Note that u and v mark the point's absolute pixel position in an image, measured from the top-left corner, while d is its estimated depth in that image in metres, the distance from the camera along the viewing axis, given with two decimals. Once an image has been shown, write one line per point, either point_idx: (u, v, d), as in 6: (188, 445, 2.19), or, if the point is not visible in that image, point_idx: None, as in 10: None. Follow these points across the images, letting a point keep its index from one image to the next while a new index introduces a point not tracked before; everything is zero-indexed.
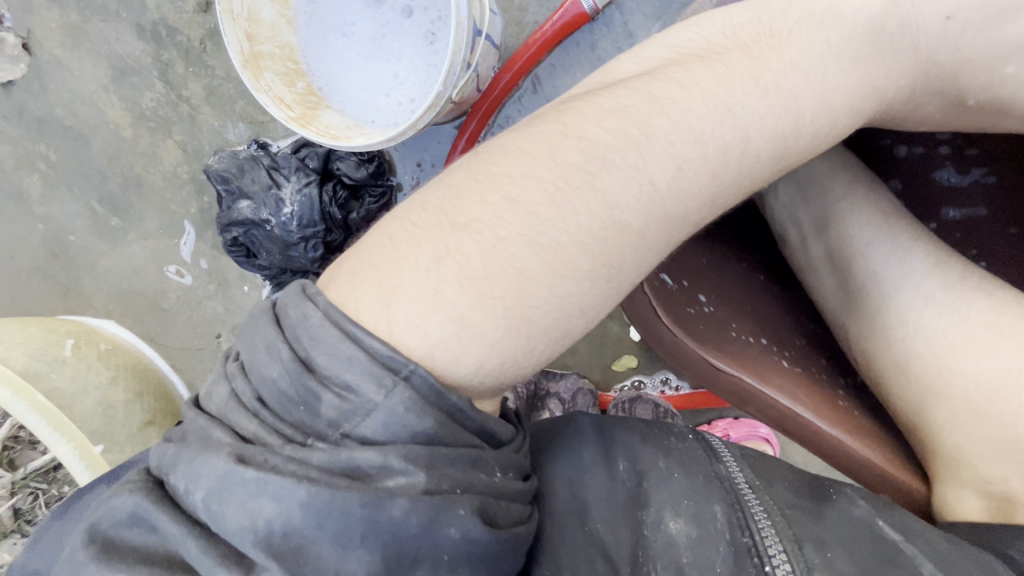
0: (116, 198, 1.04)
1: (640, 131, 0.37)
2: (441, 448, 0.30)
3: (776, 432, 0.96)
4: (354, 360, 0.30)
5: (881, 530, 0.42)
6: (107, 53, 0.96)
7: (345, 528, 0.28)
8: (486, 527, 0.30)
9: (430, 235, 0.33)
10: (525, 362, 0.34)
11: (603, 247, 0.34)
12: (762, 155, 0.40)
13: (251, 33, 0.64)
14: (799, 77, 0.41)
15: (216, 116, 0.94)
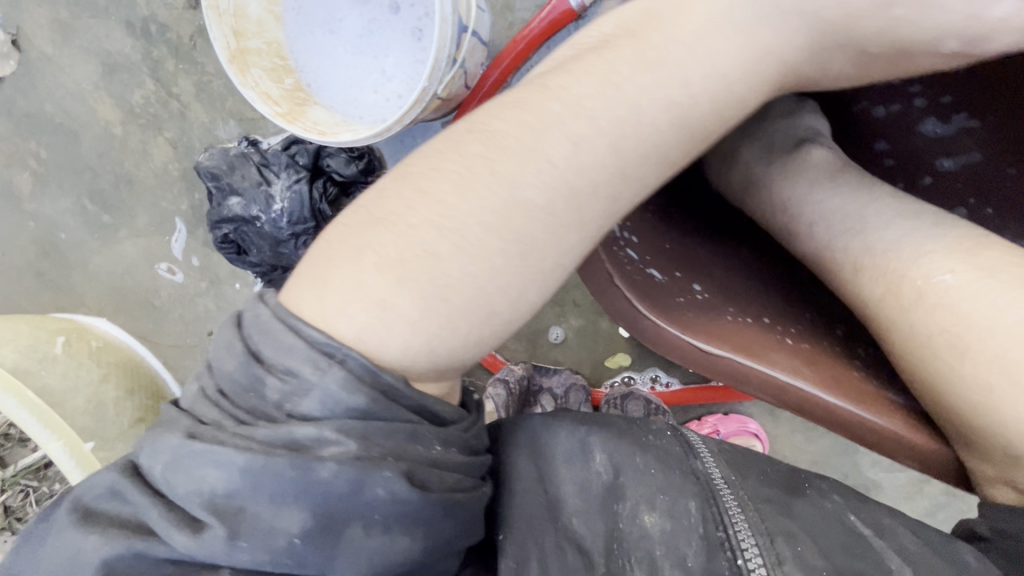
0: (107, 195, 1.04)
1: (535, 112, 0.36)
2: (377, 423, 0.30)
3: (765, 427, 0.97)
4: (295, 346, 0.30)
5: (848, 524, 0.43)
6: (97, 51, 0.96)
7: (277, 488, 0.29)
8: (413, 487, 0.30)
9: (354, 231, 0.34)
10: (455, 342, 0.33)
11: (507, 227, 0.33)
12: (663, 121, 0.37)
13: (239, 28, 0.63)
14: (683, 45, 0.39)
15: (206, 113, 0.94)
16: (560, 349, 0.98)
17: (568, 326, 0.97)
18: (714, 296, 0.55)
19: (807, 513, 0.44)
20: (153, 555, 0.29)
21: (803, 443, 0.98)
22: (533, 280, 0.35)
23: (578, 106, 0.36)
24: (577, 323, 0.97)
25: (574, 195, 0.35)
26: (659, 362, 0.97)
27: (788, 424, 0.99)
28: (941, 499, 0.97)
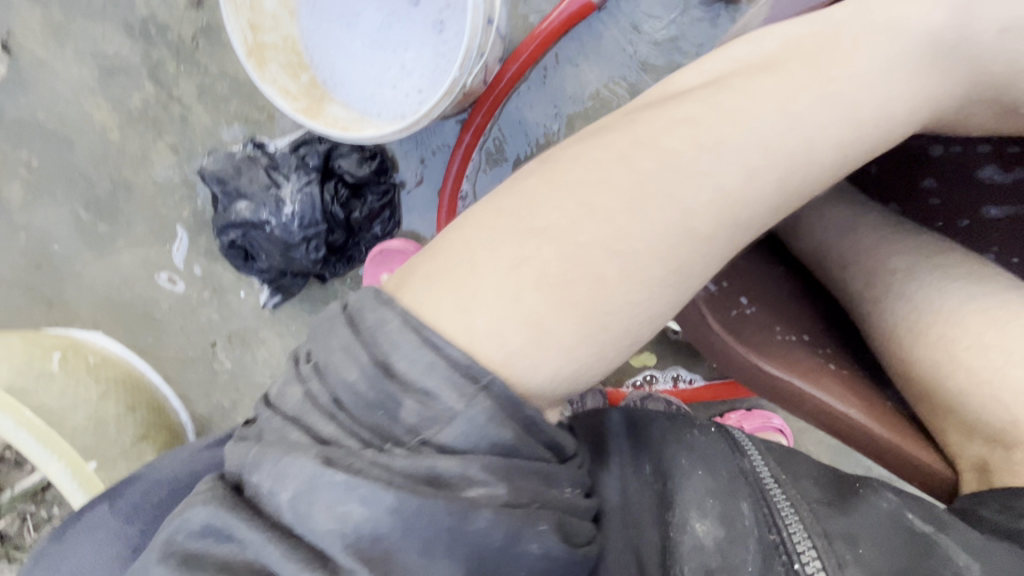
0: (103, 203, 1.00)
1: (711, 138, 0.36)
2: (518, 461, 0.29)
3: (789, 422, 0.96)
4: (434, 365, 0.28)
5: (910, 525, 0.40)
6: (93, 53, 0.92)
7: (432, 538, 0.26)
8: (563, 542, 0.29)
9: (511, 240, 0.32)
10: (595, 368, 0.33)
11: (674, 256, 0.34)
12: (826, 161, 0.39)
13: (255, 21, 0.62)
14: (860, 82, 0.40)
15: (210, 117, 0.91)
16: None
17: None
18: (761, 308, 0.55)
19: (861, 510, 0.41)
20: None
21: (826, 438, 0.98)
22: (671, 308, 0.35)
23: (757, 140, 0.37)
24: None
25: (736, 229, 0.36)
26: (681, 360, 0.95)
27: None
28: None
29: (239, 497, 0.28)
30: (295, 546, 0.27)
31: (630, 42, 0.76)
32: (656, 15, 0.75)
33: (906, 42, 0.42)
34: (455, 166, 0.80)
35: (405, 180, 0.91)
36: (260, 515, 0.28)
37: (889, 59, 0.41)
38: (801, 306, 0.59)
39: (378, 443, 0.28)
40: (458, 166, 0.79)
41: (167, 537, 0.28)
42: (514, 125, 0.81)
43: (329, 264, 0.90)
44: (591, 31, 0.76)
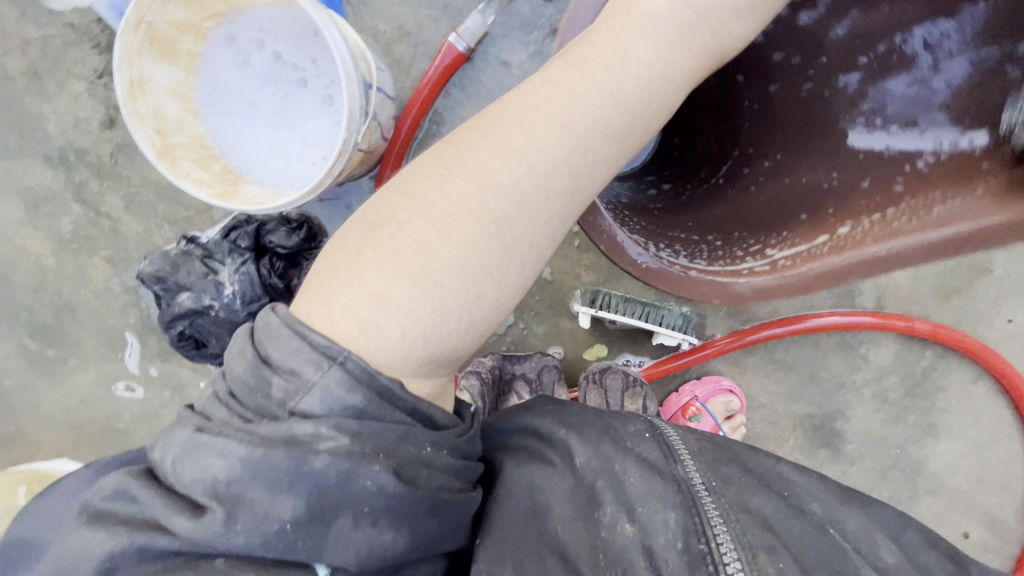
0: (49, 329, 1.02)
1: (496, 120, 0.45)
2: (370, 421, 0.38)
3: (737, 381, 1.04)
4: (299, 349, 0.38)
5: (832, 539, 0.48)
6: (18, 188, 0.96)
7: (273, 478, 0.35)
8: (400, 480, 0.38)
9: (357, 239, 0.42)
10: (444, 325, 0.42)
11: (485, 211, 0.42)
12: (605, 106, 0.45)
13: (160, 128, 0.68)
14: (604, 46, 0.47)
15: (140, 224, 0.96)
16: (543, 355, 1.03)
17: (535, 335, 1.02)
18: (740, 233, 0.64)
19: (787, 521, 0.48)
20: (157, 546, 0.36)
21: (771, 387, 1.07)
22: (512, 258, 0.44)
23: (532, 105, 0.45)
24: (543, 330, 1.02)
25: (538, 178, 0.43)
26: (627, 347, 1.03)
27: (756, 371, 1.07)
28: (905, 403, 1.09)
29: (147, 474, 0.38)
30: (176, 502, 0.36)
31: (501, 79, 0.86)
32: (520, 53, 0.86)
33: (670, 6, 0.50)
34: None
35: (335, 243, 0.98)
36: (159, 484, 0.38)
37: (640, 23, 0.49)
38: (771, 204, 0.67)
39: (263, 418, 0.38)
40: None
41: (85, 505, 0.38)
42: None
43: None
44: (467, 78, 0.87)
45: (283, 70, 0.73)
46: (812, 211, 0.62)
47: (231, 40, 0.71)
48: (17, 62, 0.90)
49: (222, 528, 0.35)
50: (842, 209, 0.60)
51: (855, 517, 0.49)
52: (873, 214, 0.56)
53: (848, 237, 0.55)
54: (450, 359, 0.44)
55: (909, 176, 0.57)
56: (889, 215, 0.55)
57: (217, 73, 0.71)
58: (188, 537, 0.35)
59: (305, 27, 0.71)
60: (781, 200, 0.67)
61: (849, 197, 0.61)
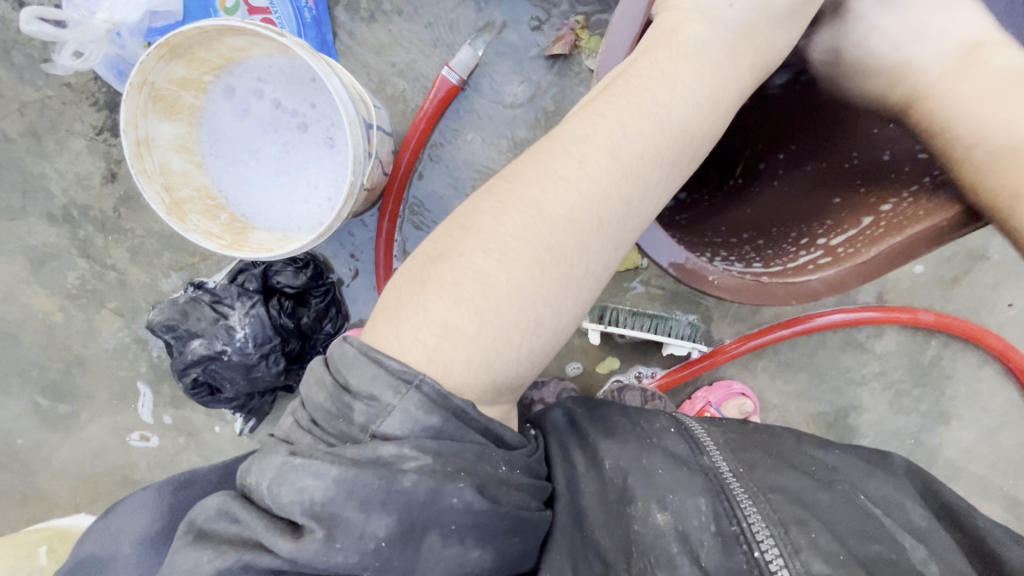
0: (61, 385, 1.02)
1: (547, 149, 0.43)
2: (449, 441, 0.37)
3: (748, 385, 1.05)
4: (377, 375, 0.37)
5: (864, 506, 0.47)
6: (22, 248, 0.96)
7: (367, 496, 0.35)
8: (483, 497, 0.37)
9: (421, 273, 0.41)
10: (506, 355, 0.40)
11: (542, 242, 0.40)
12: (654, 133, 0.43)
13: (167, 183, 0.68)
14: (650, 75, 0.44)
15: (147, 275, 0.97)
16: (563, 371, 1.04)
17: None
18: (767, 233, 0.64)
19: (815, 492, 0.48)
20: (261, 565, 0.35)
21: (783, 387, 1.08)
22: (568, 288, 0.41)
23: (584, 133, 0.42)
24: None
25: (593, 208, 0.41)
26: (638, 359, 1.04)
27: (766, 373, 1.08)
28: (916, 392, 1.10)
29: (244, 496, 0.37)
30: (277, 523, 0.36)
31: (495, 108, 0.88)
32: (512, 81, 0.87)
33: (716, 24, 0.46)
34: (380, 245, 0.87)
35: (342, 277, 0.99)
36: (259, 505, 0.37)
37: (684, 49, 0.45)
38: (798, 189, 0.65)
39: (346, 442, 0.37)
40: (384, 247, 0.87)
41: (189, 523, 0.37)
42: (424, 201, 0.91)
43: (292, 374, 0.95)
44: (462, 108, 0.88)
45: (283, 117, 0.75)
46: (845, 192, 0.61)
47: (231, 92, 0.72)
48: (17, 124, 0.91)
49: (323, 547, 0.34)
50: (877, 184, 0.59)
51: (883, 486, 0.50)
52: (906, 188, 0.56)
53: (897, 216, 0.54)
54: (512, 387, 0.42)
55: (927, 141, 0.56)
56: (928, 184, 0.54)
57: (219, 125, 0.73)
58: (291, 558, 0.34)
59: (303, 75, 0.72)
60: (812, 189, 0.64)
61: (881, 170, 0.59)
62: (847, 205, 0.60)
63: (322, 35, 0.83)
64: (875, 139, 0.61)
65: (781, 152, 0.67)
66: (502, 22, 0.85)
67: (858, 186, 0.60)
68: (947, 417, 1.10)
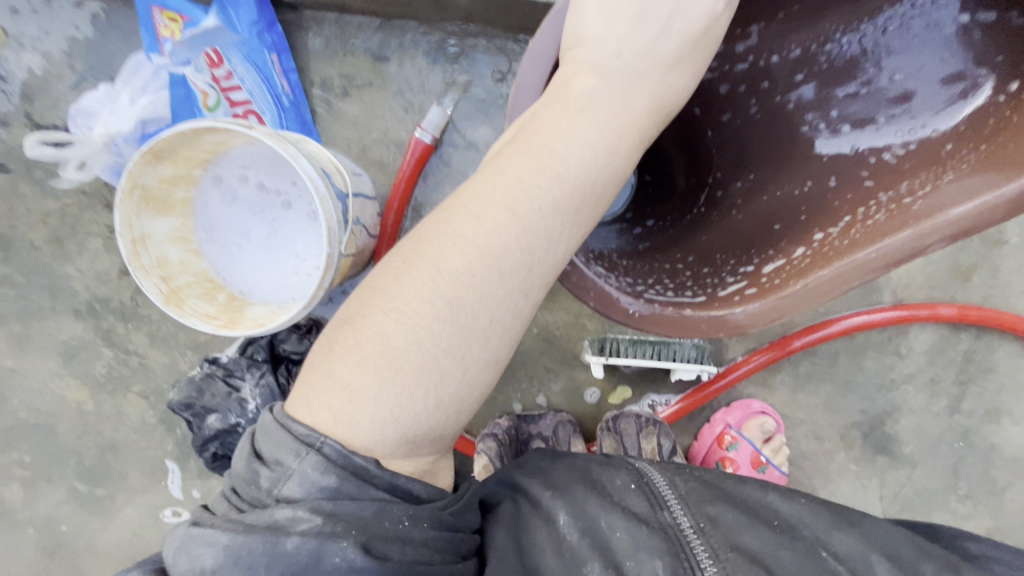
0: (97, 470, 1.07)
1: (450, 207, 0.44)
2: (345, 501, 0.40)
3: (767, 403, 1.01)
4: (282, 439, 0.40)
5: (823, 563, 0.47)
6: (54, 344, 1.03)
7: (251, 562, 0.37)
8: (368, 556, 0.38)
9: (333, 337, 0.43)
10: (412, 409, 0.41)
11: (440, 297, 0.41)
12: (550, 185, 0.43)
13: (165, 274, 0.73)
14: (549, 128, 0.44)
15: (165, 356, 1.02)
16: (579, 402, 1.02)
17: (553, 393, 1.01)
18: (714, 267, 0.60)
19: (773, 550, 0.48)
20: None
21: (808, 400, 1.03)
22: (474, 339, 0.42)
23: (483, 190, 0.43)
24: (559, 386, 1.01)
25: (494, 262, 0.42)
26: (649, 387, 1.01)
27: (786, 386, 1.03)
28: (954, 391, 1.03)
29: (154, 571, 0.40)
30: None
31: (471, 159, 0.91)
32: (484, 133, 0.90)
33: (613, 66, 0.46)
34: None
35: None
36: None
37: (585, 104, 0.45)
38: (737, 226, 0.63)
39: (255, 507, 0.40)
40: None
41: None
42: None
43: None
44: (441, 163, 0.91)
45: (269, 198, 0.80)
46: (785, 220, 0.59)
47: (219, 180, 0.77)
48: (41, 234, 0.99)
49: None
50: (818, 215, 0.56)
51: (847, 539, 0.48)
52: (857, 209, 0.54)
53: (825, 246, 0.51)
54: (431, 439, 0.44)
55: (875, 168, 0.56)
56: (864, 213, 0.52)
57: (211, 213, 0.77)
58: None
59: (281, 158, 0.77)
60: (753, 221, 0.62)
61: (823, 203, 0.58)
62: (786, 233, 0.58)
63: (302, 116, 0.88)
64: (822, 172, 0.60)
65: (733, 185, 0.67)
66: (467, 79, 0.89)
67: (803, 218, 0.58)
68: (992, 415, 1.03)
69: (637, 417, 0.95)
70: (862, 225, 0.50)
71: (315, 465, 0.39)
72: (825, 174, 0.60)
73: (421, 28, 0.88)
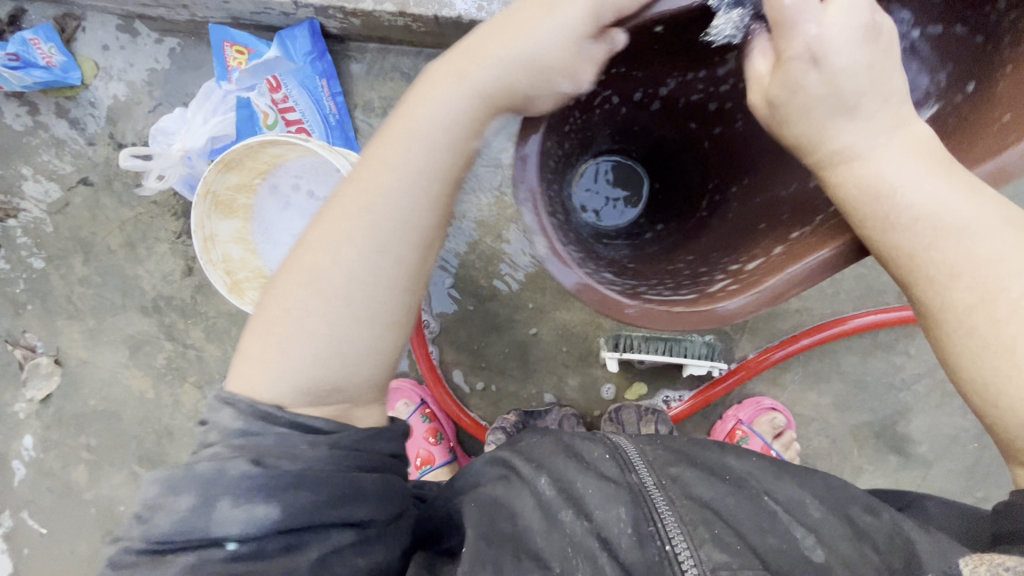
0: (154, 454, 1.17)
1: (326, 213, 0.53)
2: (250, 433, 0.49)
3: (778, 400, 1.06)
4: (216, 403, 0.51)
5: (765, 504, 0.58)
6: (122, 338, 1.15)
7: (182, 482, 0.47)
8: (258, 466, 0.47)
9: (257, 325, 0.54)
10: (304, 368, 0.51)
11: (321, 284, 0.51)
12: (398, 182, 0.50)
13: (229, 269, 0.85)
14: (396, 136, 0.51)
15: (218, 349, 1.13)
16: (597, 398, 1.08)
17: (570, 388, 1.07)
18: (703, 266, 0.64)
19: (723, 497, 0.58)
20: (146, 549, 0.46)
21: (818, 399, 1.07)
22: (347, 311, 0.51)
23: (351, 194, 0.52)
24: (576, 381, 1.07)
25: (359, 249, 0.50)
26: (663, 384, 1.07)
27: (797, 385, 1.07)
28: None
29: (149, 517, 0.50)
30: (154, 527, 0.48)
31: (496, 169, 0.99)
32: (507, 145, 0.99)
33: (461, 71, 0.50)
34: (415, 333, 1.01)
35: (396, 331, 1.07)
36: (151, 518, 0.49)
37: (428, 109, 0.50)
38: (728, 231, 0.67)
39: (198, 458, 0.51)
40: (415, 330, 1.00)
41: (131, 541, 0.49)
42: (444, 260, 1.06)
43: None
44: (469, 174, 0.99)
45: (317, 205, 0.90)
46: (769, 220, 0.62)
47: (275, 190, 0.88)
48: (117, 238, 1.12)
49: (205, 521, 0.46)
50: (797, 215, 0.59)
51: (790, 485, 0.60)
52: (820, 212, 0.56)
53: (778, 254, 0.54)
54: (331, 391, 0.52)
55: None
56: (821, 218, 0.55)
57: (269, 218, 0.89)
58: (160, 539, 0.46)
59: (329, 169, 0.87)
60: (744, 223, 0.66)
61: (803, 203, 0.59)
62: (770, 230, 0.60)
63: (346, 133, 0.98)
64: (788, 168, 0.62)
65: (732, 189, 0.71)
66: None
67: (780, 220, 0.60)
68: None
69: (638, 408, 1.01)
70: (806, 235, 0.55)
71: (229, 414, 0.50)
72: (792, 170, 0.62)
73: None
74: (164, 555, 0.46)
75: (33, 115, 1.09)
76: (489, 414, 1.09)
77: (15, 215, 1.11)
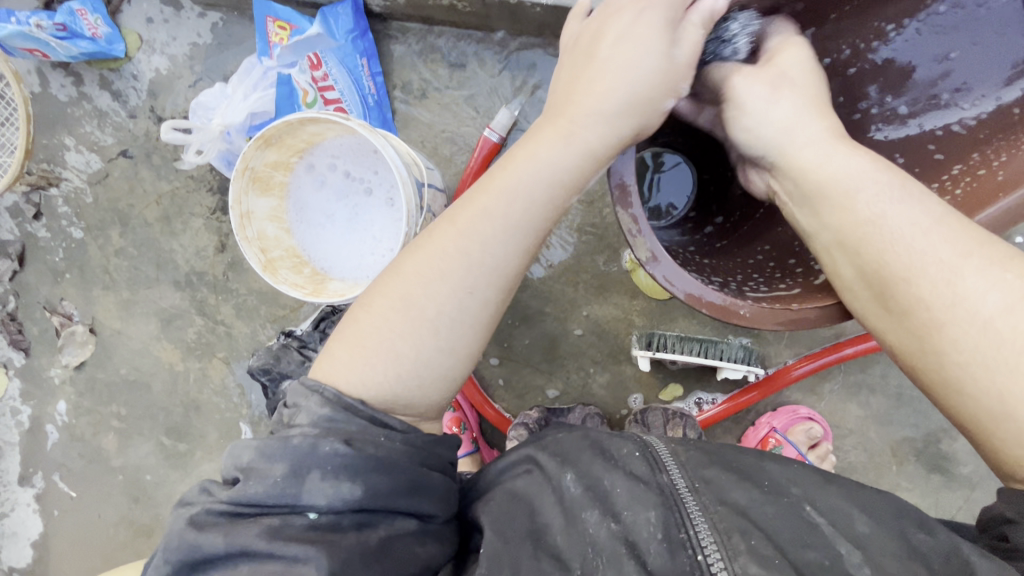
0: (181, 427, 1.19)
1: (420, 248, 0.58)
2: (341, 414, 0.53)
3: (815, 409, 1.01)
4: (298, 387, 0.56)
5: (803, 514, 0.54)
6: (155, 310, 1.17)
7: (271, 451, 0.50)
8: (348, 446, 0.51)
9: (340, 332, 0.59)
10: (386, 383, 0.56)
11: (409, 312, 0.56)
12: (494, 230, 0.55)
13: (264, 247, 0.83)
14: (496, 187, 0.55)
15: (247, 326, 1.14)
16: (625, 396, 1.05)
17: (598, 384, 1.05)
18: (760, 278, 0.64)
19: (759, 504, 0.54)
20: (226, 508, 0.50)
21: (857, 411, 1.03)
22: (432, 338, 0.56)
23: (445, 233, 0.57)
24: (605, 378, 1.05)
25: (450, 284, 0.55)
26: (696, 385, 1.04)
27: (836, 396, 1.03)
28: None
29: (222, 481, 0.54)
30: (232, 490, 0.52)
31: None
32: None
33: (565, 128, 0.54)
34: None
35: None
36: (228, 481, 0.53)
37: (529, 164, 0.55)
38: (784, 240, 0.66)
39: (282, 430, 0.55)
40: None
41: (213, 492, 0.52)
42: None
43: None
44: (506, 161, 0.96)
45: (353, 185, 0.89)
46: None
47: (311, 168, 0.87)
48: (154, 212, 1.13)
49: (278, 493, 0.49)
50: None
51: (832, 496, 0.55)
52: None
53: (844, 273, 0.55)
54: (406, 404, 0.57)
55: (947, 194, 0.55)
56: None
57: (304, 197, 0.88)
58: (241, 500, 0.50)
59: (366, 150, 0.86)
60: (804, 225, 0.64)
61: None
62: None
63: (384, 114, 0.97)
64: None
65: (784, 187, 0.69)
66: (535, 84, 0.96)
67: None
68: None
69: (664, 410, 0.98)
70: None
71: (313, 402, 0.54)
72: None
73: (496, 38, 0.96)
74: (242, 517, 0.50)
75: (78, 86, 1.10)
76: (514, 406, 1.07)
77: (57, 184, 1.13)
